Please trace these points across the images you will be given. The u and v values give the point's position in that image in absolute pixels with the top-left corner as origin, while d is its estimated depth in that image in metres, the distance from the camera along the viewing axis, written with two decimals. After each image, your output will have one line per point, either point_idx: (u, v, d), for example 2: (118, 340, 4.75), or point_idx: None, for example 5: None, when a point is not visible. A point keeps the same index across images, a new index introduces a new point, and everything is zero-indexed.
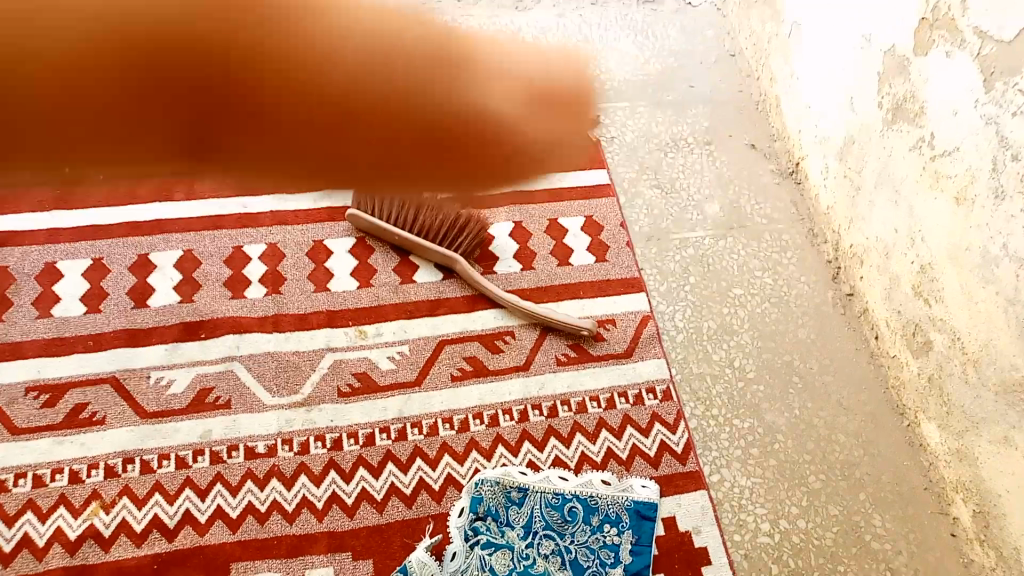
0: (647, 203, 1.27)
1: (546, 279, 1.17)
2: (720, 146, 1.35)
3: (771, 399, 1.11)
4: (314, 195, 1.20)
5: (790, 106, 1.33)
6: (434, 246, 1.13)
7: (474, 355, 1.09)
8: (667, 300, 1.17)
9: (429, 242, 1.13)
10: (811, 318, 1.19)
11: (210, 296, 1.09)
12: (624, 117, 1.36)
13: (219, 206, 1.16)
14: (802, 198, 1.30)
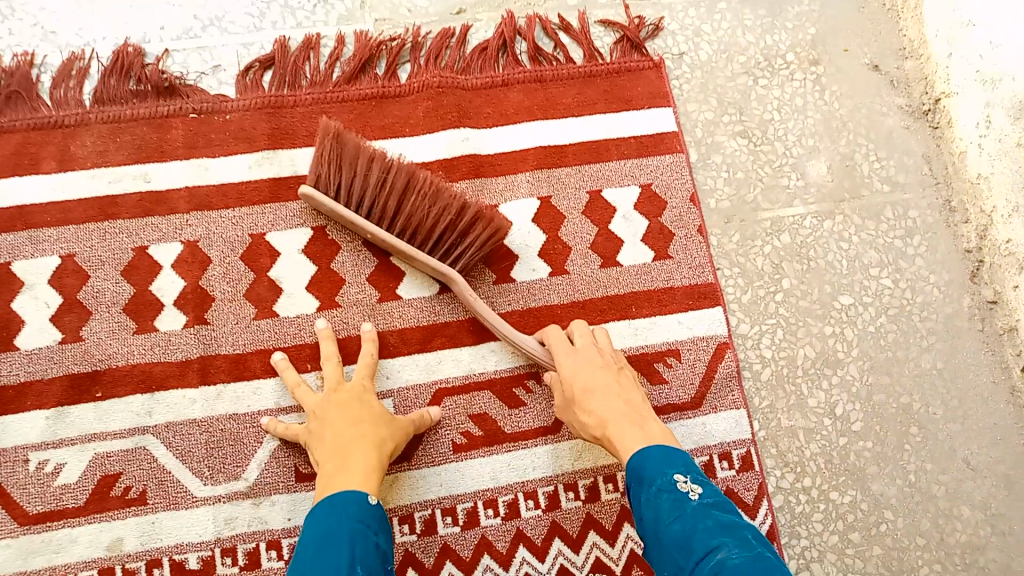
0: (728, 161, 0.90)
1: (583, 290, 0.83)
2: (832, 65, 0.94)
3: (881, 461, 0.83)
4: (251, 158, 0.81)
5: (940, 13, 0.93)
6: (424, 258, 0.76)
7: (484, 412, 0.78)
8: (751, 318, 0.85)
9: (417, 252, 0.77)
10: (940, 339, 0.87)
11: (105, 329, 0.76)
12: (697, 19, 0.94)
13: (108, 181, 0.79)
14: (938, 151, 0.93)
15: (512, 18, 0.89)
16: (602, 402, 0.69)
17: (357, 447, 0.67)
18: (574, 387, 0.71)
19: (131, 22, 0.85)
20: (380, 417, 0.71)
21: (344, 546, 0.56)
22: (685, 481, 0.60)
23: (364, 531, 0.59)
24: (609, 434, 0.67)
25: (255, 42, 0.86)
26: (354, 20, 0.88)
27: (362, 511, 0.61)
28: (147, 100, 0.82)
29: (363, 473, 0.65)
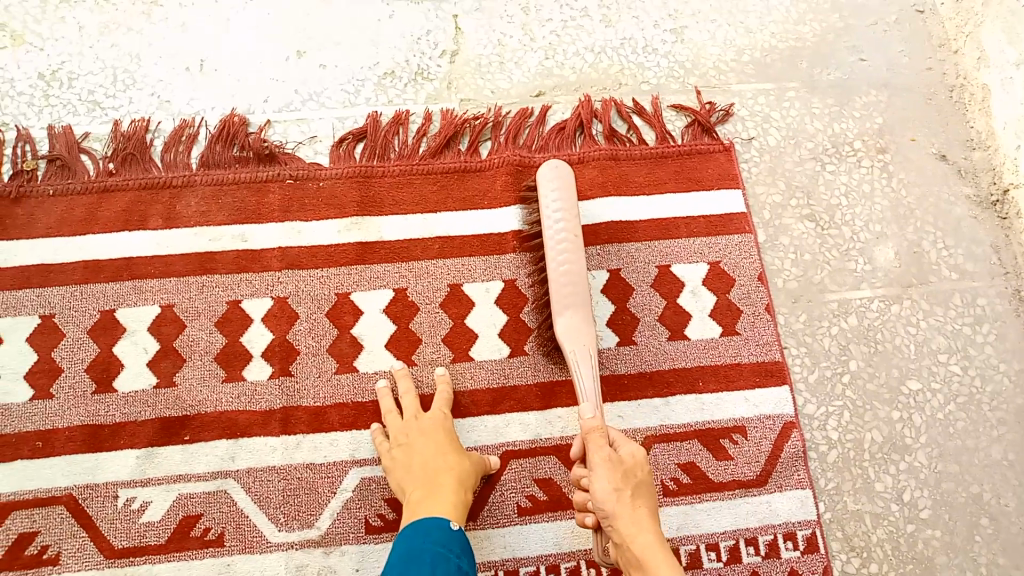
0: (796, 243, 0.92)
1: (650, 361, 0.85)
2: (898, 154, 0.97)
3: (949, 550, 0.81)
4: (341, 223, 0.87)
5: (1008, 108, 0.95)
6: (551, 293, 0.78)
7: (550, 477, 0.80)
8: (817, 399, 0.86)
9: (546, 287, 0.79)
10: (1012, 430, 0.86)
11: (196, 377, 0.81)
12: (767, 106, 0.97)
13: (209, 239, 0.85)
14: (1007, 242, 0.93)
15: (589, 101, 0.95)
16: (652, 512, 0.67)
17: (446, 482, 0.72)
18: (641, 478, 0.69)
19: (238, 95, 0.93)
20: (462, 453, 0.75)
21: (426, 569, 0.60)
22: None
23: (446, 554, 0.63)
24: (652, 540, 0.64)
25: (349, 117, 0.93)
26: (441, 99, 0.94)
27: (446, 535, 0.65)
28: (248, 166, 0.88)
29: (447, 505, 0.69)
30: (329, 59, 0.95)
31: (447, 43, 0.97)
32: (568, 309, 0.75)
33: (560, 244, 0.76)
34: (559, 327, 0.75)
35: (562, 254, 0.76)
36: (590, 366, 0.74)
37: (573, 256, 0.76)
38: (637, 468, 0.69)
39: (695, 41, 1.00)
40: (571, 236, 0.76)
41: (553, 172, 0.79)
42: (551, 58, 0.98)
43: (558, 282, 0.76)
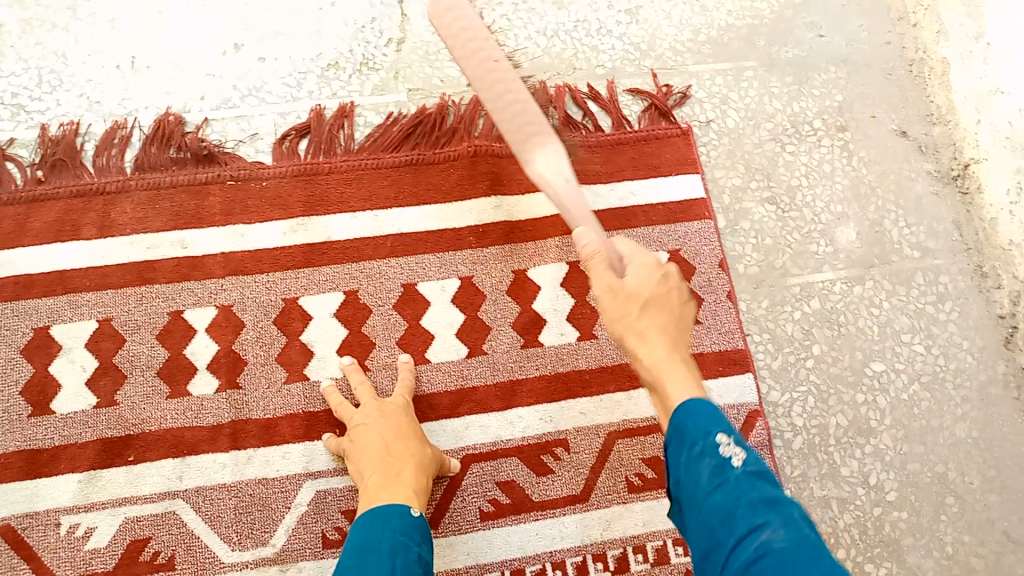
0: (757, 227, 0.90)
1: (612, 355, 0.83)
2: (859, 132, 0.95)
3: (917, 533, 0.81)
4: (287, 223, 0.83)
5: (968, 81, 0.96)
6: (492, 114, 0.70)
7: (512, 480, 0.78)
8: (781, 386, 0.84)
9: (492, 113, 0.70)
10: (976, 408, 0.85)
11: (138, 393, 0.77)
12: (724, 87, 0.95)
13: (147, 247, 0.81)
14: (968, 217, 0.93)
15: (543, 88, 0.92)
16: (661, 323, 0.58)
17: (406, 467, 0.69)
18: (647, 292, 0.59)
19: (172, 93, 0.88)
20: (420, 437, 0.73)
21: (384, 556, 0.56)
22: (729, 444, 0.51)
23: (405, 543, 0.59)
24: (661, 355, 0.57)
25: (291, 111, 0.89)
26: (388, 90, 0.90)
27: (406, 525, 0.61)
28: (186, 167, 0.84)
29: (404, 489, 0.66)
30: (269, 52, 0.91)
31: (393, 31, 0.93)
32: (535, 134, 0.68)
33: (490, 71, 0.68)
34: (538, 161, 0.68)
35: (501, 81, 0.68)
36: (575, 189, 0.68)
37: (496, 56, 0.69)
38: (639, 286, 0.59)
39: (651, 21, 0.97)
40: (495, 59, 0.69)
41: (440, 6, 0.70)
42: (502, 43, 0.94)
43: (506, 121, 0.69)
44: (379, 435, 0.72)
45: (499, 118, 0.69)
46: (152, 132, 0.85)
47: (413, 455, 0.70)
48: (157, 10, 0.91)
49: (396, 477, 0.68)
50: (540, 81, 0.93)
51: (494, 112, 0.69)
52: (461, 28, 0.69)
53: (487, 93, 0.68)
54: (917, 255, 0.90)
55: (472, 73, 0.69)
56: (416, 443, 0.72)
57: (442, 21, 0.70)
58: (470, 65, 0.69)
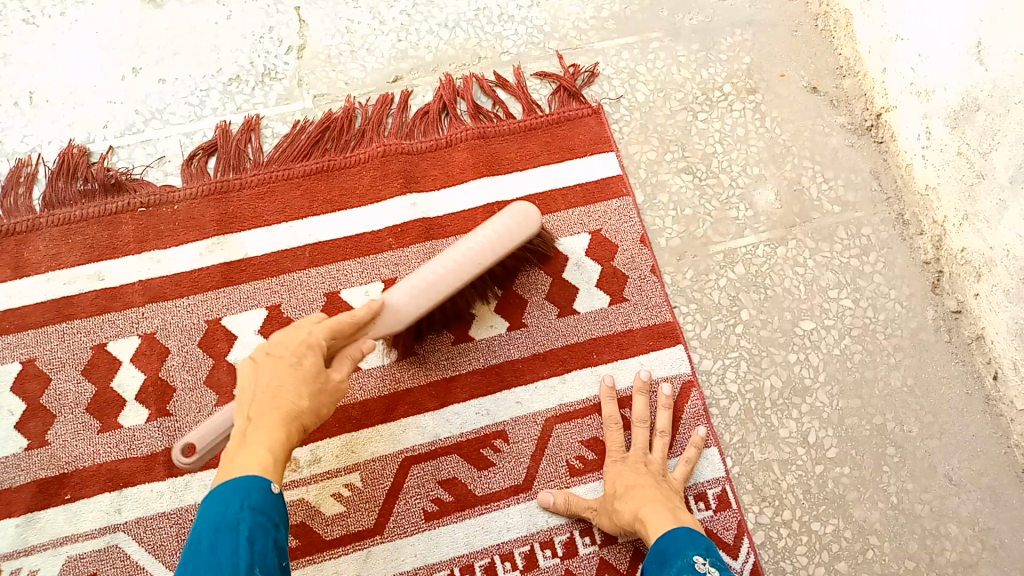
0: (676, 200, 0.90)
1: (543, 341, 0.83)
2: (770, 92, 0.95)
3: (859, 485, 0.82)
4: (202, 245, 0.83)
5: (870, 31, 0.94)
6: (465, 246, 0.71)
7: (454, 477, 0.78)
8: (713, 353, 0.85)
9: (458, 250, 0.71)
10: (907, 356, 0.86)
11: (69, 432, 0.77)
12: (632, 61, 0.95)
13: (63, 283, 0.80)
14: (885, 166, 0.93)
15: (449, 80, 0.91)
16: (640, 494, 0.72)
17: (249, 442, 0.57)
18: (646, 479, 0.74)
19: (75, 124, 0.87)
20: (296, 367, 0.60)
21: (238, 544, 0.50)
22: (705, 565, 0.61)
23: (264, 525, 0.52)
24: (641, 507, 0.70)
25: (197, 131, 0.88)
26: (293, 99, 0.90)
27: (268, 505, 0.54)
28: (95, 199, 0.83)
29: (261, 450, 0.57)
30: (169, 72, 0.90)
31: (292, 38, 0.92)
32: (420, 303, 0.69)
33: (467, 245, 0.71)
34: (406, 290, 0.69)
35: (468, 262, 0.70)
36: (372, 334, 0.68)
37: (479, 263, 0.71)
38: (615, 487, 0.75)
39: (551, 2, 0.97)
40: (478, 263, 0.71)
41: (530, 223, 0.73)
42: (404, 39, 0.93)
43: (454, 263, 0.70)
44: (274, 364, 0.61)
45: (455, 259, 0.70)
46: (57, 165, 0.84)
47: (290, 394, 0.60)
48: (50, 42, 0.90)
49: (255, 422, 0.58)
50: (446, 74, 0.92)
51: (457, 253, 0.71)
52: (487, 241, 0.71)
53: (467, 253, 0.70)
54: (837, 208, 0.91)
55: (478, 238, 0.71)
56: (305, 378, 0.60)
57: (501, 225, 0.72)
58: (468, 246, 0.71)
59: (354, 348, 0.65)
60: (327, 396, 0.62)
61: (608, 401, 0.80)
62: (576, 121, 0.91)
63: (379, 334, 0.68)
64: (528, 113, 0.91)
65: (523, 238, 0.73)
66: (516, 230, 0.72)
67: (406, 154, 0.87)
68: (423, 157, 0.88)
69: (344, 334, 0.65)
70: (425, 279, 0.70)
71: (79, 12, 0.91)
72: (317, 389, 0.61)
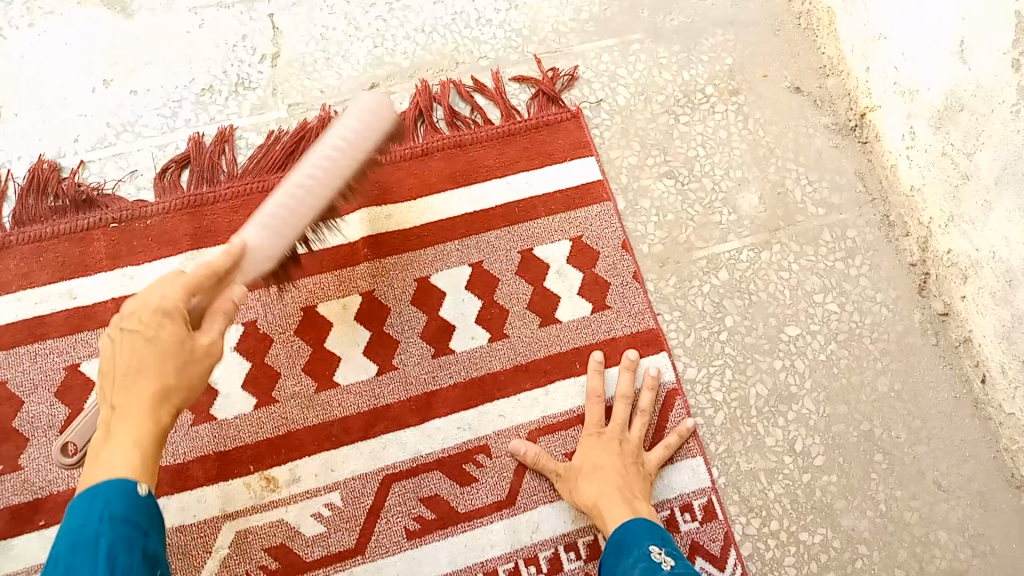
0: (658, 205, 0.89)
1: (525, 352, 0.82)
2: (753, 93, 0.94)
3: (847, 493, 0.81)
4: (176, 260, 0.81)
5: (854, 29, 0.92)
6: (326, 167, 0.68)
7: (436, 494, 0.77)
8: (697, 361, 0.84)
9: (337, 170, 0.69)
10: (894, 360, 0.86)
11: (42, 456, 0.75)
12: (612, 64, 0.93)
13: (34, 302, 0.79)
14: (870, 166, 0.92)
15: (426, 87, 0.89)
16: (604, 478, 0.74)
17: (114, 435, 0.50)
18: (614, 459, 0.76)
19: (44, 139, 0.85)
20: (155, 342, 0.52)
21: (96, 564, 0.44)
22: (659, 552, 0.65)
23: (128, 537, 0.46)
24: (603, 493, 0.73)
25: (170, 143, 0.86)
26: (267, 108, 0.88)
27: (135, 512, 0.48)
28: (66, 215, 0.82)
29: (127, 444, 0.49)
30: (141, 83, 0.88)
31: (265, 46, 0.91)
32: (286, 241, 0.67)
33: (311, 172, 0.67)
34: (256, 230, 0.65)
35: (301, 194, 0.67)
36: (262, 266, 0.65)
37: (320, 196, 0.68)
38: (582, 462, 0.76)
39: (530, 5, 0.95)
40: (315, 198, 0.68)
41: (383, 115, 0.72)
42: (380, 46, 0.92)
43: (301, 190, 0.67)
44: (125, 346, 0.52)
45: (304, 184, 0.67)
46: (26, 182, 0.83)
47: (152, 372, 0.51)
48: (19, 55, 0.88)
49: (118, 415, 0.50)
50: (424, 79, 0.91)
51: (298, 180, 0.67)
52: (320, 156, 0.68)
53: (315, 181, 0.67)
54: (821, 209, 0.90)
55: (314, 159, 0.68)
56: (166, 347, 0.52)
57: (350, 133, 0.70)
58: (298, 170, 0.68)
59: (223, 301, 0.57)
60: (199, 362, 0.54)
61: (598, 381, 0.80)
62: (555, 125, 0.89)
63: (245, 279, 0.64)
64: (507, 117, 0.89)
65: (371, 139, 0.71)
66: (360, 118, 0.71)
67: (383, 162, 0.86)
68: (401, 164, 0.86)
69: (205, 290, 0.57)
70: (274, 214, 0.66)
71: (48, 24, 0.89)
72: (184, 355, 0.53)
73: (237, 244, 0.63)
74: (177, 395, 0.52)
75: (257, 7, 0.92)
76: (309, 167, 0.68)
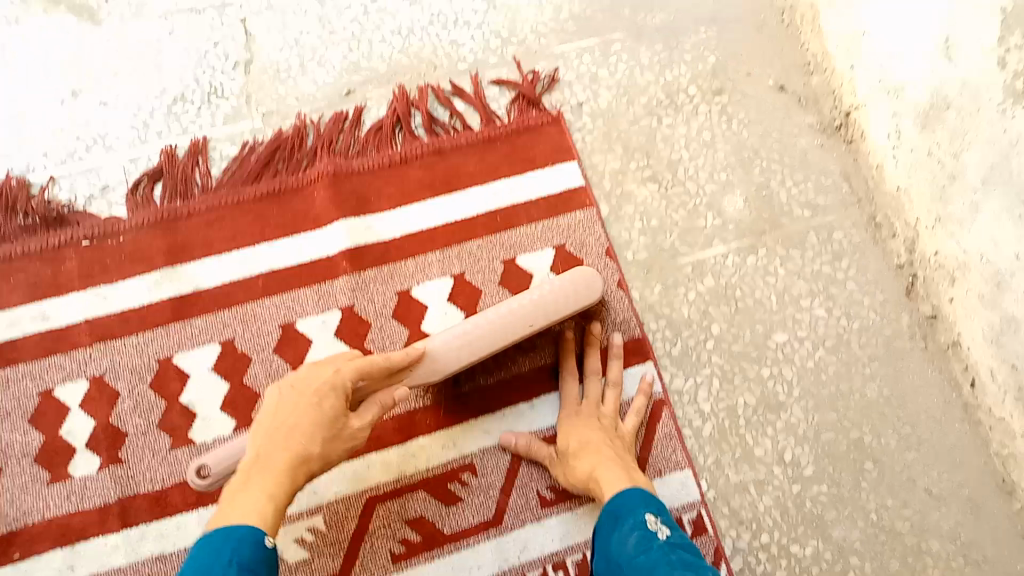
0: (642, 210, 0.87)
1: (508, 365, 0.81)
2: (737, 93, 0.92)
3: (837, 504, 0.81)
4: (150, 279, 0.79)
5: (839, 26, 0.91)
6: (515, 306, 0.72)
7: (421, 516, 0.77)
8: (685, 372, 0.83)
9: (523, 311, 0.72)
10: (883, 364, 0.85)
11: (19, 485, 0.74)
12: (593, 65, 0.91)
13: (7, 326, 0.77)
14: (857, 166, 0.90)
15: (403, 93, 0.88)
16: (595, 452, 0.71)
17: (250, 486, 0.55)
18: (599, 435, 0.74)
19: (12, 155, 0.83)
20: (317, 409, 0.59)
21: None
22: (657, 522, 0.61)
23: None
24: (597, 465, 0.70)
25: (141, 156, 0.84)
26: (241, 118, 0.86)
27: (260, 556, 0.51)
28: (36, 234, 0.80)
29: (259, 494, 0.55)
30: (109, 95, 0.86)
31: (238, 52, 0.88)
32: (455, 362, 0.71)
33: (523, 300, 0.72)
34: (443, 339, 0.71)
35: (497, 330, 0.71)
36: (422, 377, 0.70)
37: (521, 329, 0.72)
38: (570, 439, 0.74)
39: (508, 4, 0.93)
40: (527, 325, 0.72)
41: (591, 291, 0.73)
42: (356, 49, 0.90)
43: (491, 324, 0.72)
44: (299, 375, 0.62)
45: (489, 324, 0.72)
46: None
47: (303, 440, 0.58)
48: None
49: (262, 450, 0.57)
50: (402, 83, 0.89)
51: (502, 309, 0.72)
52: (540, 296, 0.73)
53: (496, 318, 0.72)
54: (809, 212, 0.89)
55: (534, 297, 0.72)
56: (318, 427, 0.59)
57: (559, 289, 0.73)
58: (517, 304, 0.72)
59: (385, 392, 0.66)
60: (341, 441, 0.61)
61: (570, 358, 0.79)
62: (537, 130, 0.87)
63: (415, 381, 0.70)
64: (488, 122, 0.87)
65: (575, 306, 0.73)
66: (568, 295, 0.73)
67: (362, 172, 0.84)
68: (380, 174, 0.84)
69: (375, 376, 0.65)
70: (465, 331, 0.71)
71: (11, 33, 0.86)
72: (327, 428, 0.59)
73: (420, 348, 0.70)
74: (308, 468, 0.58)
75: (229, 12, 0.89)
76: (530, 296, 0.72)
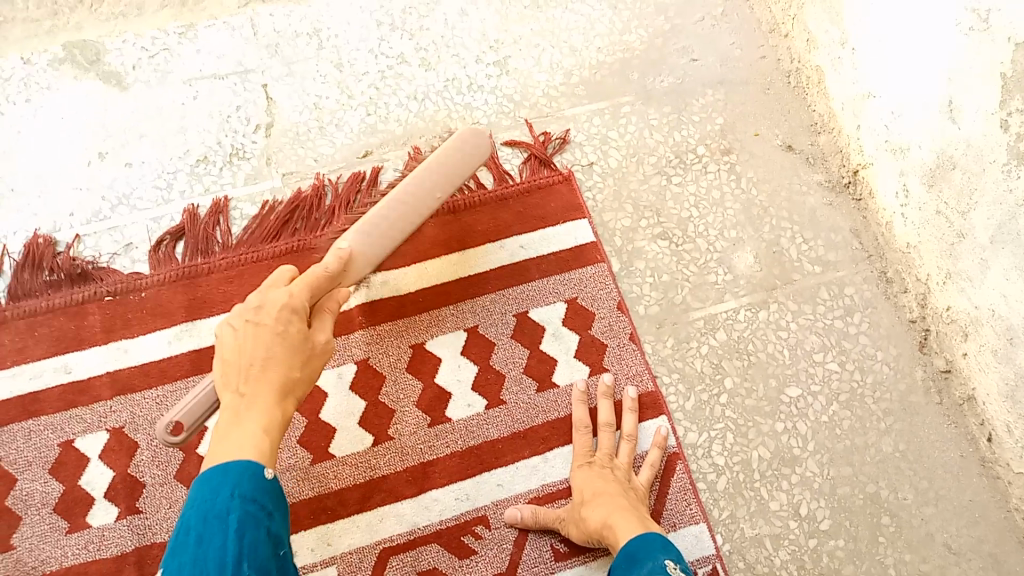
0: (653, 266, 0.89)
1: (522, 419, 0.81)
2: (745, 153, 0.94)
3: (855, 558, 0.80)
4: (171, 333, 0.81)
5: (843, 88, 0.93)
6: (422, 184, 0.75)
7: (434, 567, 0.76)
8: (698, 426, 0.83)
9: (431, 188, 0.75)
10: (897, 418, 0.85)
11: (35, 535, 0.74)
12: (603, 127, 0.94)
13: (30, 378, 0.78)
14: (865, 224, 0.92)
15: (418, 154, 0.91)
16: (608, 503, 0.71)
17: (241, 420, 0.54)
18: (613, 487, 0.74)
19: (41, 213, 0.86)
20: (285, 334, 0.57)
21: (227, 541, 0.47)
22: (675, 568, 0.60)
23: (256, 516, 0.50)
24: (610, 514, 0.70)
25: (165, 216, 0.87)
26: (262, 178, 0.89)
27: (261, 489, 0.51)
28: (61, 290, 0.82)
29: (256, 428, 0.54)
30: (136, 156, 0.89)
31: (260, 116, 0.92)
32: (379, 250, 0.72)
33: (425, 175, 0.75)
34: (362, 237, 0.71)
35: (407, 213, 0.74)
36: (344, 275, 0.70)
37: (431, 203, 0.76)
38: (583, 491, 0.74)
39: (520, 70, 0.96)
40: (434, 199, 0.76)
41: (479, 148, 0.78)
42: (373, 113, 0.93)
43: (400, 207, 0.73)
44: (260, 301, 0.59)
45: (398, 203, 0.73)
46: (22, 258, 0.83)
47: (285, 370, 0.57)
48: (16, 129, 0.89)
49: (246, 386, 0.56)
50: (417, 145, 0.92)
51: (407, 190, 0.74)
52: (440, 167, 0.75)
53: (404, 197, 0.74)
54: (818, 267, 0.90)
55: (433, 166, 0.75)
56: (297, 348, 0.58)
57: (454, 157, 0.76)
58: (416, 179, 0.74)
59: (330, 301, 0.65)
60: (318, 358, 0.60)
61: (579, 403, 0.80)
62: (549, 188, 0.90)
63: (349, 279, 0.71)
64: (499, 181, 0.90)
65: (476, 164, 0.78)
66: (465, 156, 0.77)
67: None
68: None
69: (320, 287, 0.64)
70: (383, 216, 0.72)
71: (45, 97, 0.90)
72: (308, 351, 0.59)
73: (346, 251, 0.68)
74: (296, 390, 0.58)
75: (252, 79, 0.93)
76: (434, 167, 0.75)
